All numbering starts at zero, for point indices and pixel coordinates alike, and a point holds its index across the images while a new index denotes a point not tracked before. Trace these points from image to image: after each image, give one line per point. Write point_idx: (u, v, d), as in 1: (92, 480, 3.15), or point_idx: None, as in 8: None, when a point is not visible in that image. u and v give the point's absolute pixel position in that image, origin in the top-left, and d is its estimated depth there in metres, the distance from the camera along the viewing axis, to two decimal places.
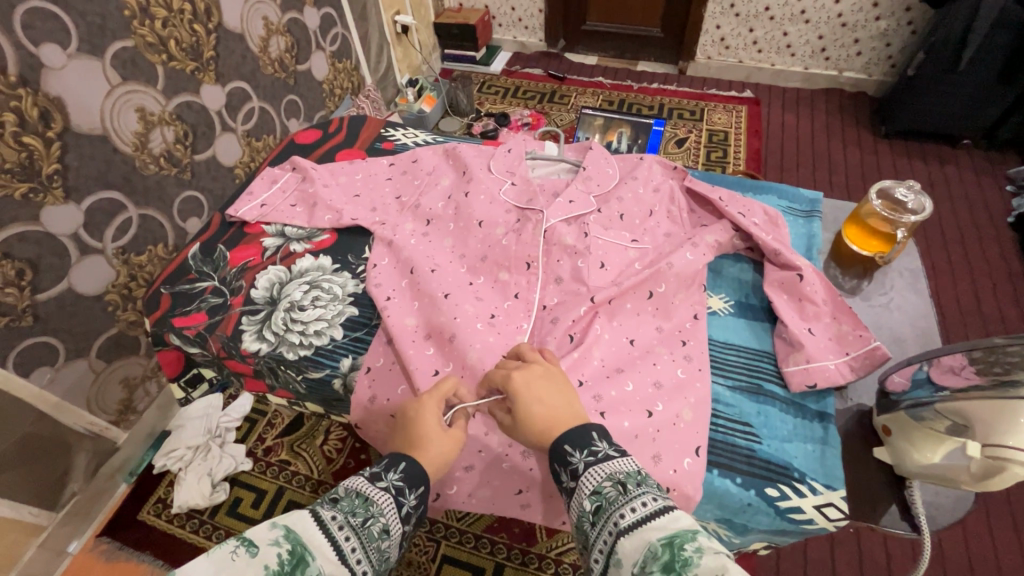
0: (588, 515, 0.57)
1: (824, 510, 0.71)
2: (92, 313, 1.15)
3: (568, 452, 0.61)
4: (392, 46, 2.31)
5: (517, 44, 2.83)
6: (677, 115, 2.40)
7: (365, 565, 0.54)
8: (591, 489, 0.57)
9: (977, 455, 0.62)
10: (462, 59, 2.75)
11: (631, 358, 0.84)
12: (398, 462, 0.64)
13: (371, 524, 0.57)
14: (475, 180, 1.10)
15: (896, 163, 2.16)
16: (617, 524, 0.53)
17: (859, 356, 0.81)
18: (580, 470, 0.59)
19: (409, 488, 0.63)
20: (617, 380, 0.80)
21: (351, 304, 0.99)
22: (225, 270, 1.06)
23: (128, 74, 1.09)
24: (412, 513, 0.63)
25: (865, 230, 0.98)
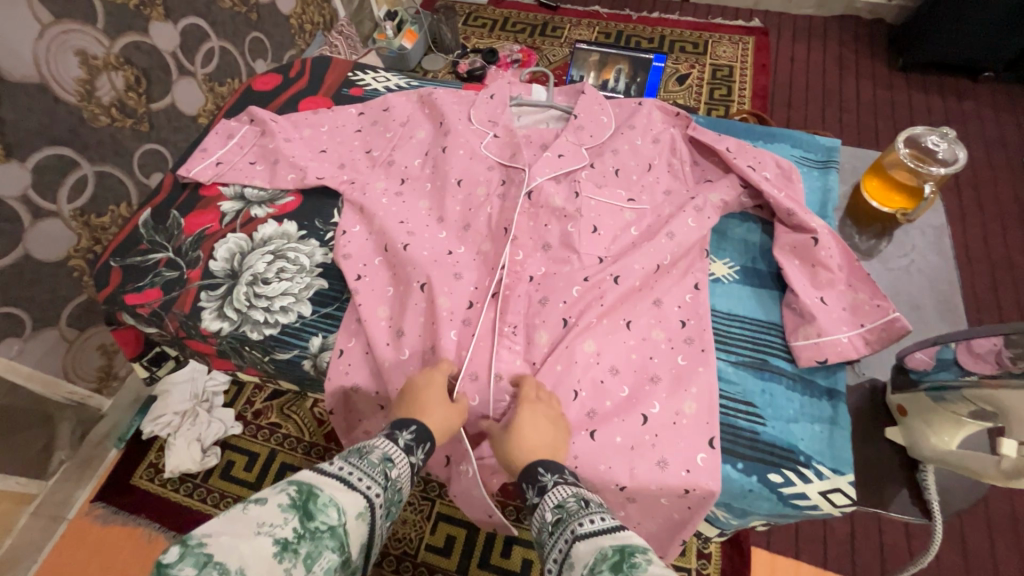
0: (549, 526, 0.56)
1: (830, 496, 0.67)
2: (56, 280, 1.06)
3: (539, 472, 0.62)
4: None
5: None
6: (679, 48, 2.21)
7: (375, 488, 0.58)
8: (556, 503, 0.57)
9: (1013, 452, 0.56)
10: None
11: (625, 346, 0.77)
12: (407, 424, 0.66)
13: (369, 456, 0.60)
14: (453, 133, 0.98)
15: (912, 98, 2.00)
16: (574, 531, 0.52)
17: (875, 328, 0.74)
18: (548, 487, 0.60)
19: (398, 428, 0.66)
20: (609, 379, 0.74)
21: (320, 277, 0.90)
22: (180, 239, 0.96)
23: (61, 11, 0.94)
24: (414, 445, 0.65)
25: (888, 184, 0.88)
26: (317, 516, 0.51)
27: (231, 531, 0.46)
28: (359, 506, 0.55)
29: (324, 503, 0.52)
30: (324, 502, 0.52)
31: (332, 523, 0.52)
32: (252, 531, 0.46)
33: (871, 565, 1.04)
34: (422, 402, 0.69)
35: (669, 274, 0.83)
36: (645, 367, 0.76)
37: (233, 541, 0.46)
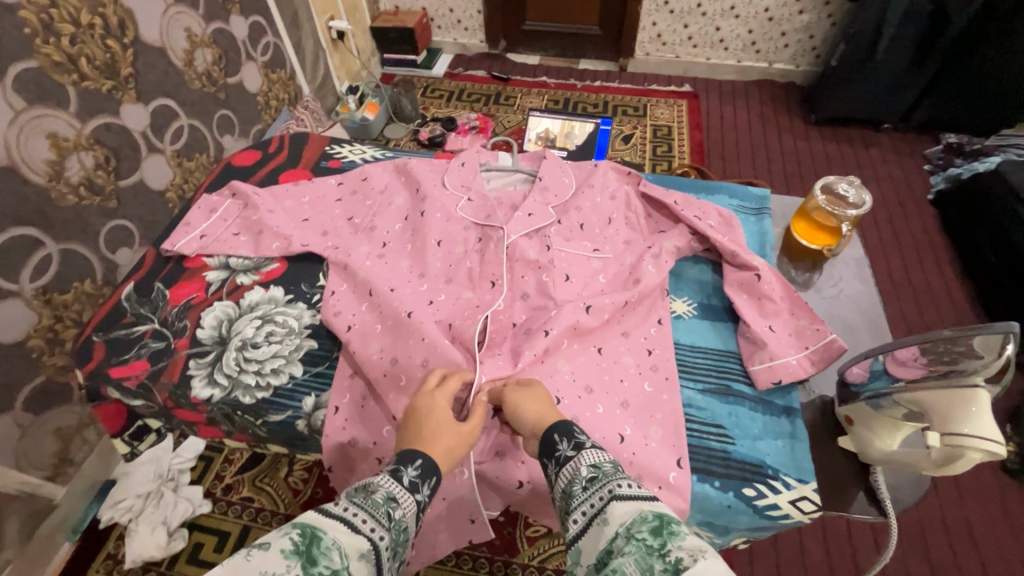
0: (580, 480, 0.61)
1: (799, 504, 0.74)
2: (12, 362, 1.03)
3: (572, 432, 0.67)
4: (327, 52, 2.25)
5: (458, 45, 2.84)
6: (621, 111, 2.46)
7: (380, 531, 0.56)
8: (591, 462, 0.62)
9: (937, 444, 0.63)
10: (403, 63, 2.74)
11: (598, 367, 0.86)
12: (414, 458, 0.66)
13: (373, 495, 0.59)
14: (430, 198, 1.07)
15: (826, 147, 2.29)
16: (611, 491, 0.57)
17: (817, 349, 0.84)
18: (585, 445, 0.65)
19: (403, 463, 0.65)
20: (587, 397, 0.82)
21: (310, 337, 0.94)
22: (165, 311, 0.98)
23: (34, 97, 0.99)
24: (419, 481, 0.64)
25: (812, 224, 1.01)
26: (320, 560, 0.48)
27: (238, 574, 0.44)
28: (362, 548, 0.53)
29: (328, 546, 0.50)
30: (327, 545, 0.50)
31: (335, 567, 0.49)
32: None
33: (846, 566, 1.12)
34: (431, 413, 0.71)
35: (634, 313, 0.93)
36: (617, 392, 0.84)
37: None
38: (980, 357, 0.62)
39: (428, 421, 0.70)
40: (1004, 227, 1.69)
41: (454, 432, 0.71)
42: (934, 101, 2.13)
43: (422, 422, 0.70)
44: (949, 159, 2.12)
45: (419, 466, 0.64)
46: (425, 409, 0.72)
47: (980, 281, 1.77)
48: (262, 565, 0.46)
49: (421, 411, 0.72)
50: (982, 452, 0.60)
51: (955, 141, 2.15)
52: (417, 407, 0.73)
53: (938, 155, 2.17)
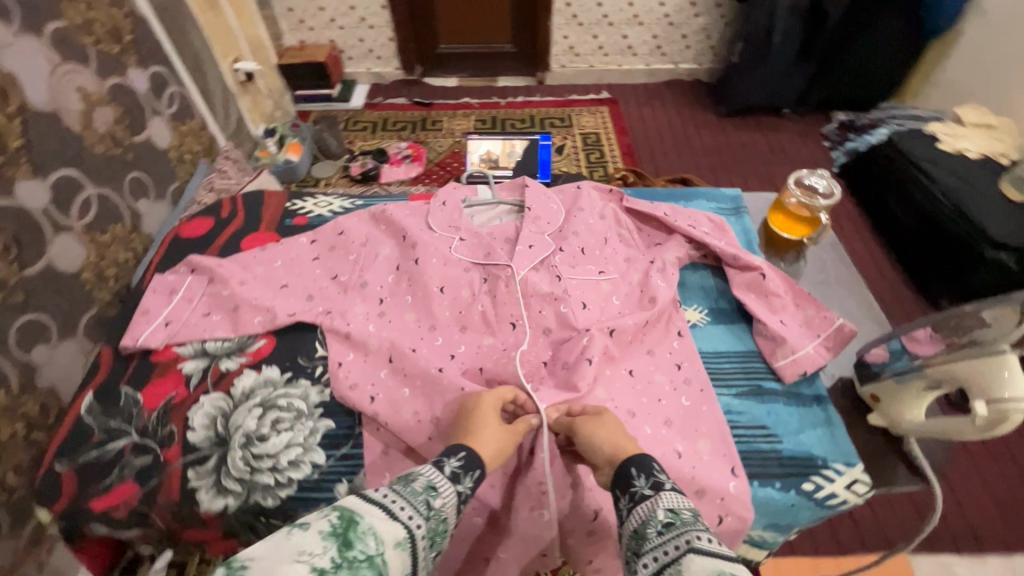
0: (655, 523, 0.57)
1: (852, 488, 0.77)
2: None
3: (653, 469, 0.64)
4: (237, 97, 2.09)
5: (372, 75, 2.76)
6: (549, 124, 2.51)
7: (417, 519, 0.58)
8: (668, 506, 0.58)
9: (984, 412, 0.66)
10: (318, 98, 2.63)
11: (635, 392, 0.83)
12: (457, 451, 0.68)
13: (413, 483, 0.62)
14: (420, 244, 1.01)
15: (740, 136, 2.47)
16: (687, 541, 0.53)
17: (830, 335, 0.89)
18: (664, 486, 0.61)
19: (447, 456, 0.67)
20: (633, 422, 0.79)
21: (323, 416, 0.86)
22: (142, 418, 0.85)
23: None
24: (461, 473, 0.66)
25: (789, 216, 1.09)
26: (355, 544, 0.52)
27: (273, 557, 0.49)
28: (398, 536, 0.55)
29: (363, 531, 0.53)
30: (362, 529, 0.53)
31: (371, 552, 0.52)
32: (290, 558, 0.49)
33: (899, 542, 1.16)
34: (480, 420, 0.73)
35: (654, 331, 0.93)
36: (658, 412, 0.82)
37: (270, 566, 0.48)
38: (989, 326, 0.69)
39: (477, 418, 0.74)
40: (908, 189, 1.81)
41: (503, 428, 0.74)
42: (823, 85, 2.37)
43: (469, 415, 0.75)
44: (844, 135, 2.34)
45: (461, 459, 0.66)
46: (475, 405, 0.76)
47: (893, 241, 1.91)
48: (298, 546, 0.50)
49: (472, 401, 0.77)
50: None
51: (845, 119, 2.39)
52: (469, 397, 0.78)
53: (834, 134, 2.40)
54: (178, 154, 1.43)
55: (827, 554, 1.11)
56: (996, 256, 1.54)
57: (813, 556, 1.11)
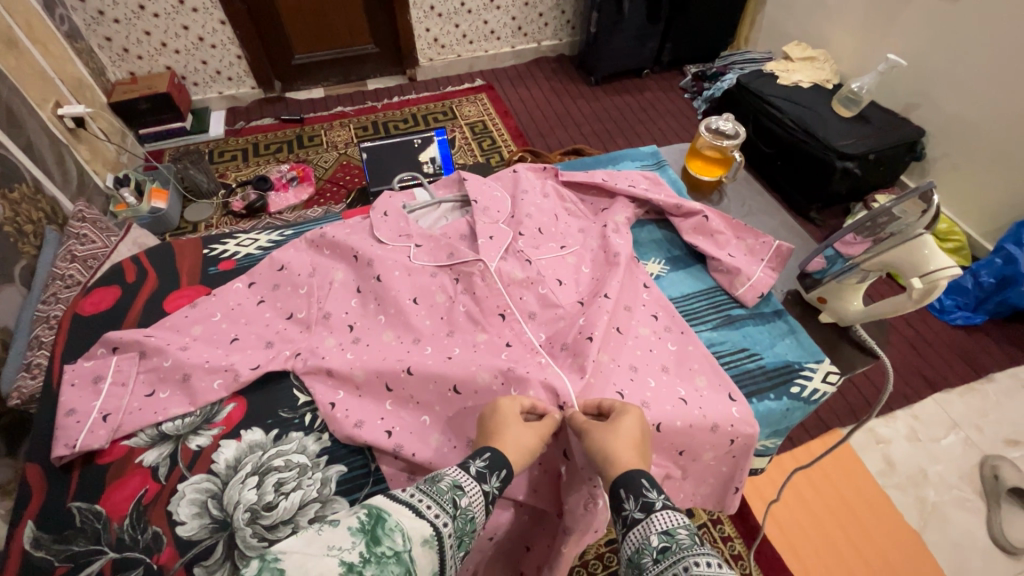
0: (651, 550, 0.54)
1: (828, 380, 0.88)
2: None
3: (643, 486, 0.60)
4: (71, 146, 1.79)
5: (227, 98, 2.51)
6: (433, 119, 2.48)
7: (444, 518, 0.55)
8: (662, 528, 0.55)
9: (918, 286, 0.78)
10: (170, 133, 2.32)
11: (631, 348, 0.86)
12: (482, 452, 0.65)
13: (438, 482, 0.59)
14: (377, 259, 0.95)
15: (612, 100, 2.64)
16: (686, 569, 0.49)
17: (771, 257, 1.00)
18: (656, 507, 0.57)
19: (472, 457, 0.64)
20: (638, 376, 0.82)
21: (331, 463, 0.79)
22: (112, 530, 0.72)
23: None
24: (487, 472, 0.63)
25: (705, 160, 1.21)
26: (382, 540, 0.50)
27: (301, 550, 0.48)
28: (425, 535, 0.53)
29: (391, 528, 0.51)
30: (390, 526, 0.52)
31: (397, 549, 0.50)
32: (321, 552, 0.47)
33: (842, 420, 1.42)
34: (501, 424, 0.70)
35: (629, 285, 0.95)
36: (654, 361, 0.85)
37: (301, 559, 0.47)
38: (900, 218, 0.82)
39: (496, 420, 0.71)
40: (762, 120, 2.00)
41: (527, 427, 0.70)
42: (672, 43, 2.60)
43: (491, 417, 0.72)
44: (699, 85, 2.60)
45: (487, 457, 0.63)
46: (495, 410, 0.73)
47: (762, 168, 2.08)
48: (325, 541, 0.48)
49: (495, 407, 0.73)
50: (948, 278, 0.76)
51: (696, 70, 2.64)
52: (491, 405, 0.74)
53: (690, 84, 2.65)
54: (16, 227, 1.22)
55: (774, 461, 1.36)
56: (845, 166, 1.75)
57: (768, 471, 1.34)
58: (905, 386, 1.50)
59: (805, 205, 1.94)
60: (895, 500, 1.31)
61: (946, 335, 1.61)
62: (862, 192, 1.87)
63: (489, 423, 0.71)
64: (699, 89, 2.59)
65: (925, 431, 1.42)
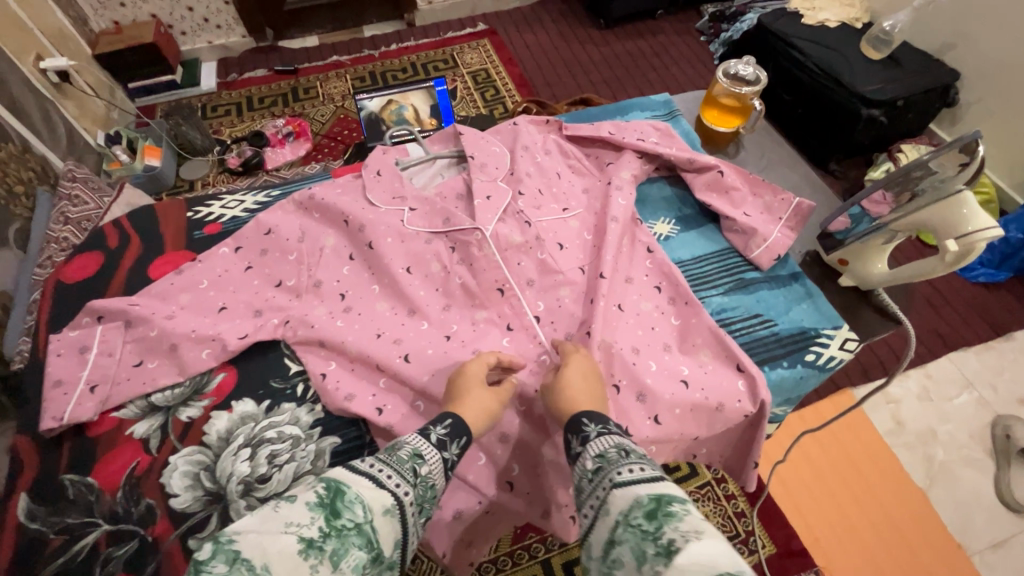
0: (587, 473, 0.58)
1: (847, 347, 0.83)
2: None
3: (583, 423, 0.63)
4: (58, 103, 1.73)
5: (217, 48, 2.38)
6: (433, 68, 2.35)
7: (405, 487, 0.53)
8: (597, 453, 0.59)
9: (953, 248, 0.71)
10: (158, 87, 2.22)
11: (630, 326, 0.83)
12: (442, 419, 0.64)
13: (398, 452, 0.57)
14: (368, 224, 0.90)
15: (625, 45, 2.47)
16: (612, 480, 0.54)
17: (791, 216, 0.93)
18: (591, 436, 0.61)
19: (431, 425, 0.63)
20: (639, 358, 0.79)
21: (324, 435, 0.77)
22: (105, 502, 0.71)
23: None
24: (447, 440, 0.62)
25: (723, 110, 1.10)
26: (344, 512, 0.47)
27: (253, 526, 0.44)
28: (387, 505, 0.51)
29: (352, 499, 0.48)
30: (351, 498, 0.48)
31: (359, 520, 0.47)
32: (279, 531, 0.43)
33: (855, 380, 1.38)
34: (462, 386, 0.69)
35: (624, 256, 0.90)
36: (656, 339, 0.83)
37: (259, 538, 0.42)
38: (936, 173, 0.75)
39: (462, 383, 0.70)
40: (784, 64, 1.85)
41: (489, 392, 0.70)
42: None
43: (456, 380, 0.71)
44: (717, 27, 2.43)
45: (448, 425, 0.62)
46: (460, 375, 0.72)
47: (781, 117, 1.95)
48: (284, 516, 0.44)
49: (460, 373, 0.72)
50: (986, 240, 0.69)
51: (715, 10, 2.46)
52: (458, 367, 0.74)
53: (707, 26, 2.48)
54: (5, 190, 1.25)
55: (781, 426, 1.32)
56: (871, 113, 1.63)
57: (776, 434, 1.32)
58: (920, 345, 1.45)
59: (825, 155, 1.83)
60: (902, 459, 1.29)
61: (968, 294, 1.54)
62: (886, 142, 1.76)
63: (461, 387, 0.70)
64: (716, 32, 2.43)
65: (936, 391, 1.39)
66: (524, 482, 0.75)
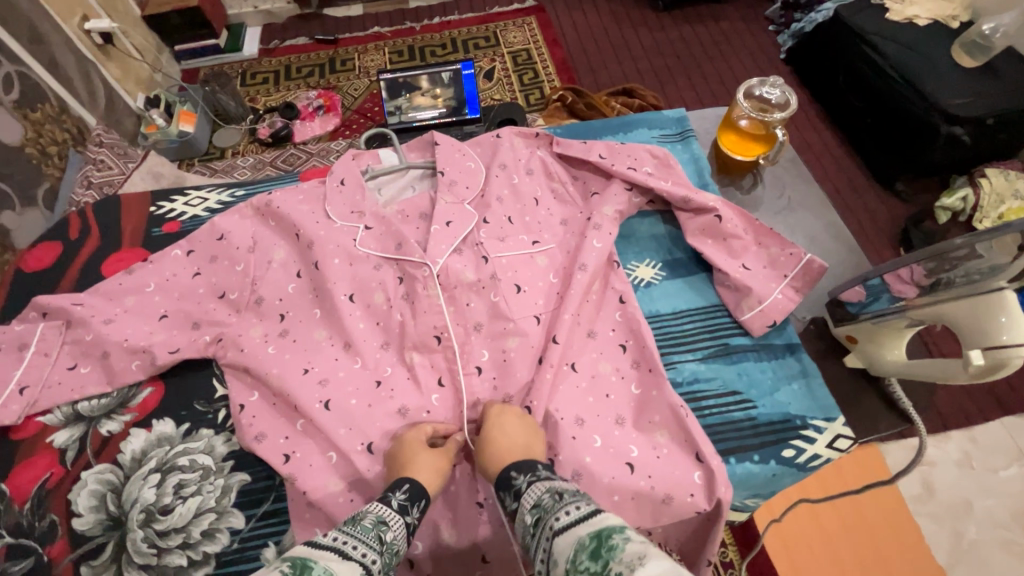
0: (528, 528, 0.51)
1: (836, 445, 0.70)
2: None
3: (512, 475, 0.57)
4: (100, 65, 1.50)
5: (264, 14, 2.07)
6: (473, 45, 1.98)
7: (371, 554, 0.47)
8: (532, 503, 0.52)
9: (981, 361, 0.58)
10: (205, 52, 1.94)
11: (580, 391, 0.73)
12: (399, 483, 0.58)
13: (361, 521, 0.51)
14: (317, 241, 0.83)
15: (682, 33, 1.99)
16: (551, 527, 0.47)
17: (798, 274, 0.79)
18: (524, 488, 0.55)
19: (389, 490, 0.58)
20: (581, 432, 0.69)
21: (235, 470, 0.73)
22: (12, 512, 0.70)
23: None
24: (409, 504, 0.57)
25: (742, 137, 0.96)
26: None
27: None
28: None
29: (320, 573, 0.41)
30: (319, 571, 0.41)
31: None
32: None
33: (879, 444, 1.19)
34: (407, 452, 0.64)
35: (589, 307, 0.79)
36: (609, 409, 0.72)
37: None
38: (981, 258, 0.58)
39: (403, 455, 0.64)
40: (859, 69, 1.50)
41: (438, 452, 0.65)
42: None
43: (397, 452, 0.65)
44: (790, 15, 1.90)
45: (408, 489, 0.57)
46: (403, 443, 0.67)
47: (849, 129, 1.61)
48: None
49: (400, 442, 0.67)
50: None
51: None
52: (396, 436, 0.69)
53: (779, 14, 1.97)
54: (39, 149, 1.19)
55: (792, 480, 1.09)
56: (952, 132, 1.31)
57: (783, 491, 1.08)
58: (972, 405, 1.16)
59: (890, 172, 1.50)
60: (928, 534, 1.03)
61: None
62: (969, 165, 1.41)
63: (405, 451, 0.65)
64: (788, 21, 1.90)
65: (981, 456, 1.10)
66: (429, 553, 0.68)
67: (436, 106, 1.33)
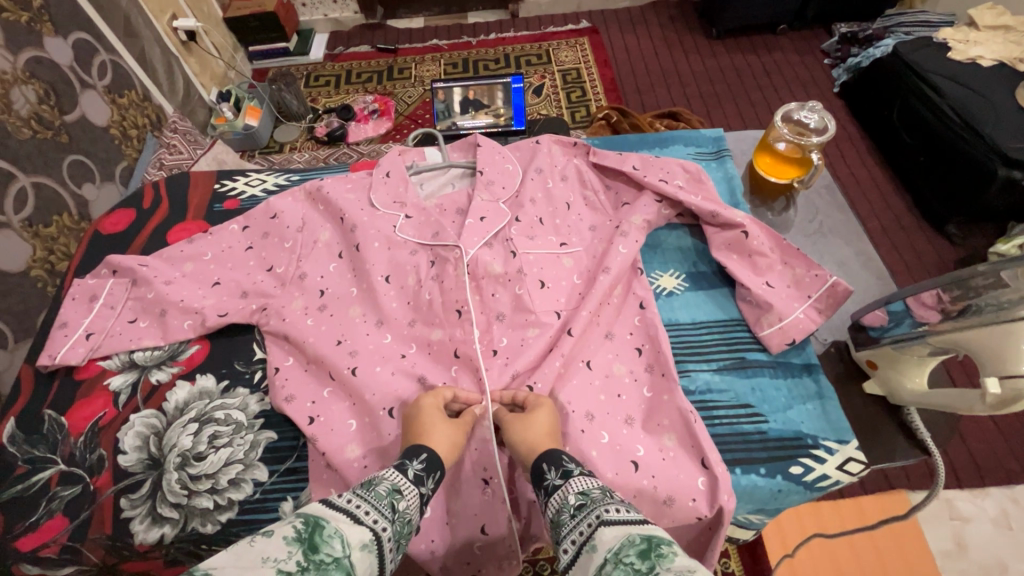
0: (568, 508, 0.53)
1: (846, 468, 0.70)
2: None
3: (562, 459, 0.60)
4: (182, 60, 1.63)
5: (332, 22, 2.21)
6: (525, 62, 2.05)
7: (382, 521, 0.50)
8: (579, 488, 0.54)
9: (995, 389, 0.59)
10: (275, 54, 2.08)
11: (593, 388, 0.75)
12: (417, 453, 0.60)
13: (377, 487, 0.53)
14: (360, 226, 0.89)
15: (733, 61, 2.00)
16: (598, 516, 0.49)
17: (822, 296, 0.79)
18: (572, 472, 0.57)
19: (407, 458, 0.60)
20: (590, 427, 0.71)
21: (264, 428, 0.79)
22: (68, 443, 0.78)
23: None
24: (425, 475, 0.59)
25: (778, 158, 0.98)
26: (323, 547, 0.43)
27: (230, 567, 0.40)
28: (365, 540, 0.47)
29: (330, 534, 0.45)
30: (328, 532, 0.45)
31: (337, 555, 0.44)
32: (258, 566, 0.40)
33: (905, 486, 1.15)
34: (425, 418, 0.67)
35: (610, 309, 0.82)
36: (619, 408, 0.74)
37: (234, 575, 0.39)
38: (1009, 287, 0.57)
39: (418, 421, 0.67)
40: (915, 106, 1.47)
41: (453, 426, 0.67)
42: None
43: (414, 420, 0.68)
44: (847, 48, 1.87)
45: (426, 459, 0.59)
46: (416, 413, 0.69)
47: (899, 165, 1.58)
48: (263, 552, 0.41)
49: (415, 409, 0.70)
50: None
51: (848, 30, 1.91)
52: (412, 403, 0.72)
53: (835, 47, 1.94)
54: (121, 130, 1.25)
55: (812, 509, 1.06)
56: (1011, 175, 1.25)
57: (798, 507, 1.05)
58: (1013, 458, 1.09)
59: (944, 215, 1.44)
60: None
61: None
62: None
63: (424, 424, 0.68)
64: (845, 54, 1.87)
65: None
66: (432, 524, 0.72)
67: (493, 121, 1.39)
